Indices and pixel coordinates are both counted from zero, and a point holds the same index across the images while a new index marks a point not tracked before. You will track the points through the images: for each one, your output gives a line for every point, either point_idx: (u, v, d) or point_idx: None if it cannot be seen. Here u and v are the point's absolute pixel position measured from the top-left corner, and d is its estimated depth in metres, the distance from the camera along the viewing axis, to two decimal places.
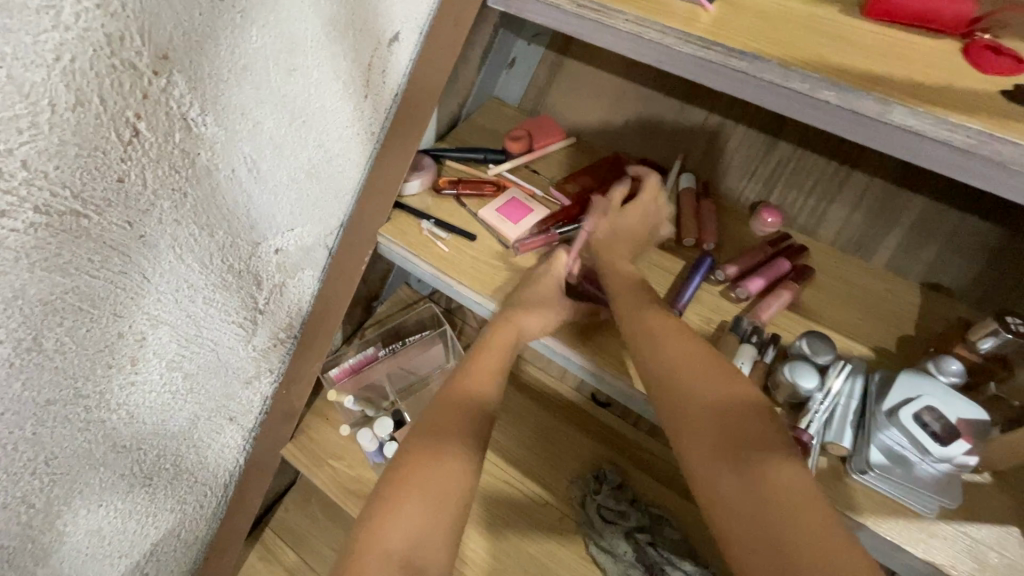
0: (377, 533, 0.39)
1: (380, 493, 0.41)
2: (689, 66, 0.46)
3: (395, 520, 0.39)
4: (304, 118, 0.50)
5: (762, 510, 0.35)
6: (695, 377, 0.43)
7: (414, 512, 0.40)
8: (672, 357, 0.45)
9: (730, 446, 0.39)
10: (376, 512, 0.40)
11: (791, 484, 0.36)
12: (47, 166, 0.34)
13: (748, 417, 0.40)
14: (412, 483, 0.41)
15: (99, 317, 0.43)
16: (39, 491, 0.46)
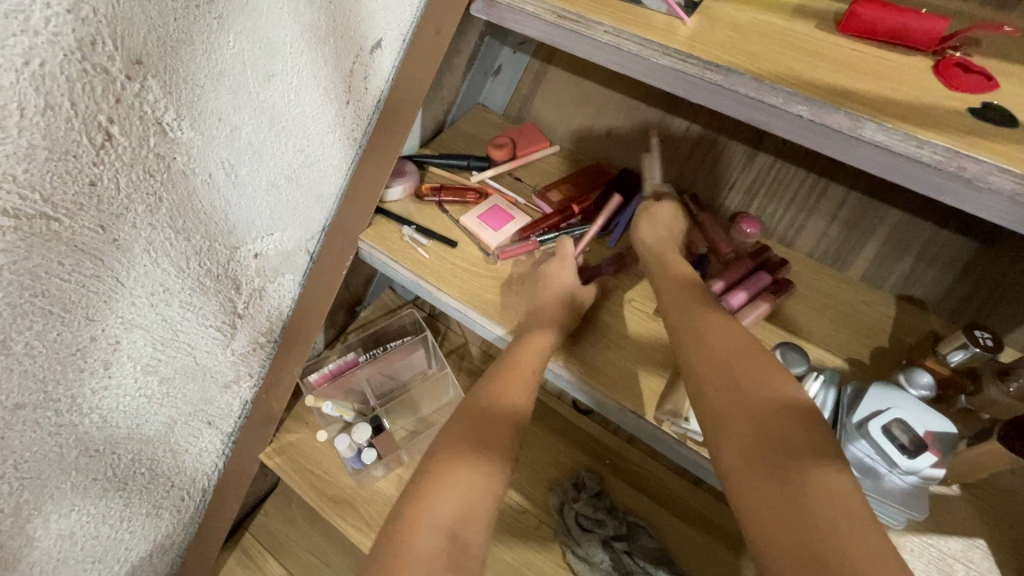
0: (425, 504, 0.39)
1: (427, 467, 0.41)
2: (666, 78, 0.47)
3: (444, 494, 0.39)
4: (284, 123, 0.50)
5: (798, 510, 0.33)
6: (732, 371, 0.41)
7: (463, 490, 0.40)
8: (708, 349, 0.43)
9: (765, 449, 0.37)
10: (423, 486, 0.40)
11: (830, 486, 0.34)
12: (15, 169, 0.34)
13: (796, 420, 0.37)
14: (462, 464, 0.41)
15: (70, 320, 0.43)
16: (7, 495, 0.46)
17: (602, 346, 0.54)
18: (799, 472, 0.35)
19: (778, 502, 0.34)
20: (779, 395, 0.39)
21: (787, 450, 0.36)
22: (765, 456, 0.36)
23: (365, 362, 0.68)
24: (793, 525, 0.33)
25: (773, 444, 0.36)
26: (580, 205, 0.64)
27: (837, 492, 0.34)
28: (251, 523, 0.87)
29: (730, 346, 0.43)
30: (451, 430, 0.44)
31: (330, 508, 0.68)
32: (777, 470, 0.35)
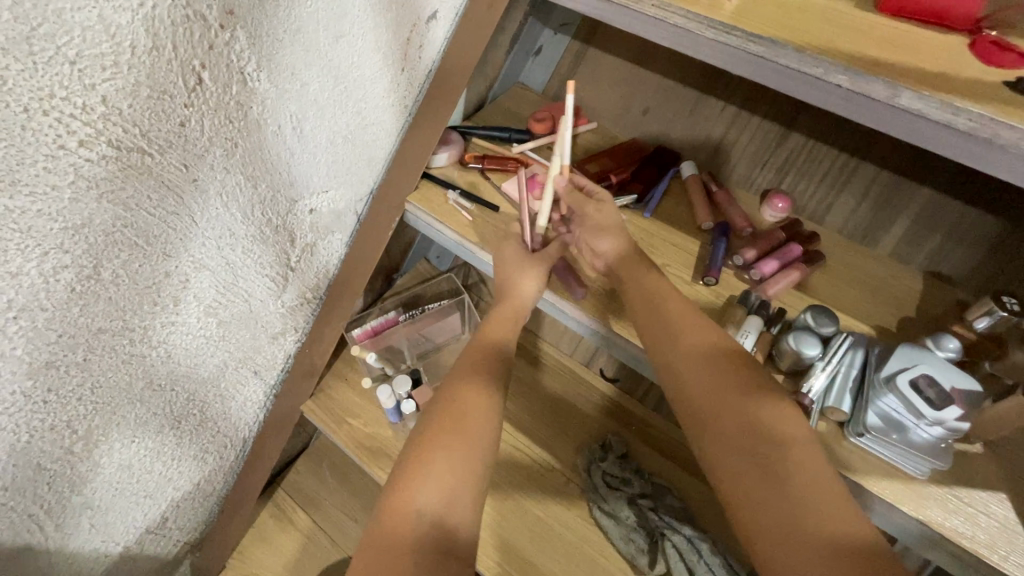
0: (402, 497, 0.39)
1: (402, 460, 0.42)
2: (710, 49, 0.49)
3: (420, 483, 0.40)
4: (346, 84, 0.54)
5: (792, 498, 0.36)
6: (711, 374, 0.43)
7: (440, 476, 0.40)
8: (686, 352, 0.45)
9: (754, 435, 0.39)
10: (397, 481, 0.40)
11: (810, 479, 0.37)
12: (122, 104, 0.38)
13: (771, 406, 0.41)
14: (436, 450, 0.41)
15: (150, 254, 0.46)
16: (82, 418, 0.50)
17: None
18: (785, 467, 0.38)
19: (765, 496, 0.37)
20: (758, 395, 0.41)
21: (771, 447, 0.39)
22: (750, 453, 0.39)
23: (404, 320, 0.72)
24: (781, 518, 0.36)
25: (765, 435, 0.39)
26: (618, 176, 0.66)
27: (821, 478, 0.37)
28: (285, 481, 0.91)
29: (710, 345, 0.45)
30: (428, 415, 0.45)
31: (369, 457, 0.71)
32: (763, 466, 0.38)
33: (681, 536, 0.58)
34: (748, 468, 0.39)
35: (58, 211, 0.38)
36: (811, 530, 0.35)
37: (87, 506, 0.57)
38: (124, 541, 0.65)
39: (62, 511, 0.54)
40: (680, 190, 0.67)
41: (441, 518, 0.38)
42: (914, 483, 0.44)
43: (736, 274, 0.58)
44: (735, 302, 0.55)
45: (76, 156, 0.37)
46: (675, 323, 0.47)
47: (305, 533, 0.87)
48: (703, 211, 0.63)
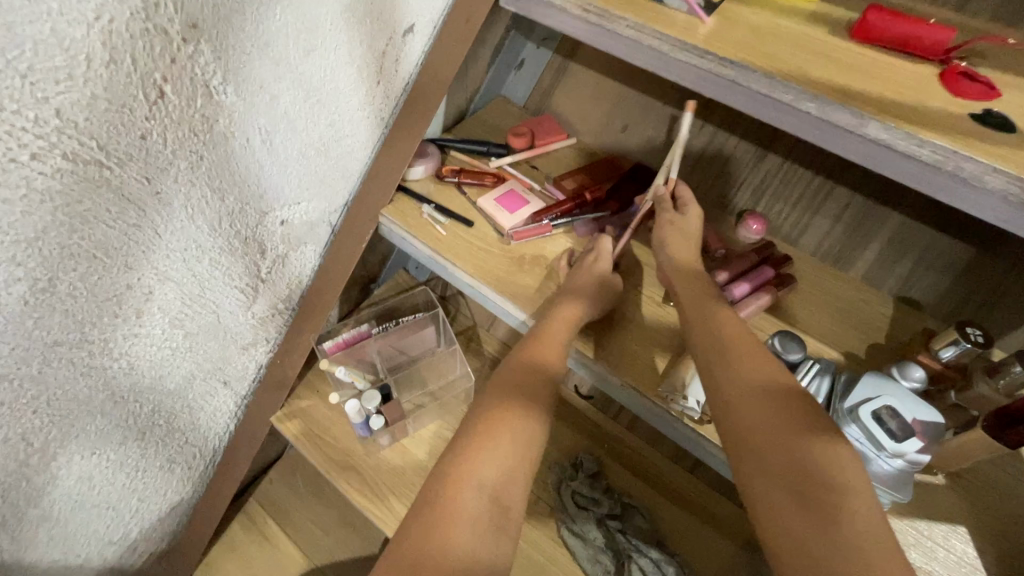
0: (469, 465, 0.42)
1: (468, 435, 0.44)
2: (683, 73, 0.49)
3: (487, 458, 0.42)
4: (319, 97, 0.53)
5: (829, 543, 0.35)
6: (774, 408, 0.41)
7: (504, 456, 0.42)
8: (746, 384, 0.43)
9: (801, 474, 0.38)
10: (463, 453, 0.43)
11: (867, 534, 0.35)
12: (78, 116, 0.37)
13: (832, 452, 0.38)
14: (503, 433, 0.44)
15: (110, 266, 0.45)
16: (38, 431, 0.49)
17: (609, 327, 0.57)
18: (839, 519, 0.36)
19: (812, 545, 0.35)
20: (823, 436, 0.39)
21: (827, 492, 0.37)
22: (796, 489, 0.37)
23: (377, 333, 0.72)
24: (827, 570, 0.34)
25: (814, 474, 0.38)
26: (593, 194, 0.66)
27: (863, 529, 0.35)
28: (257, 489, 0.91)
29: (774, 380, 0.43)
30: (496, 393, 0.47)
31: (336, 471, 0.69)
32: (813, 503, 0.36)
33: (647, 560, 0.58)
34: (796, 512, 0.37)
35: (9, 224, 0.37)
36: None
37: (45, 518, 0.56)
38: (85, 552, 0.64)
39: (18, 523, 0.53)
40: None
41: (498, 493, 0.41)
42: None
43: None
44: None
45: (29, 169, 0.36)
46: (735, 347, 0.45)
47: (276, 545, 0.86)
48: None
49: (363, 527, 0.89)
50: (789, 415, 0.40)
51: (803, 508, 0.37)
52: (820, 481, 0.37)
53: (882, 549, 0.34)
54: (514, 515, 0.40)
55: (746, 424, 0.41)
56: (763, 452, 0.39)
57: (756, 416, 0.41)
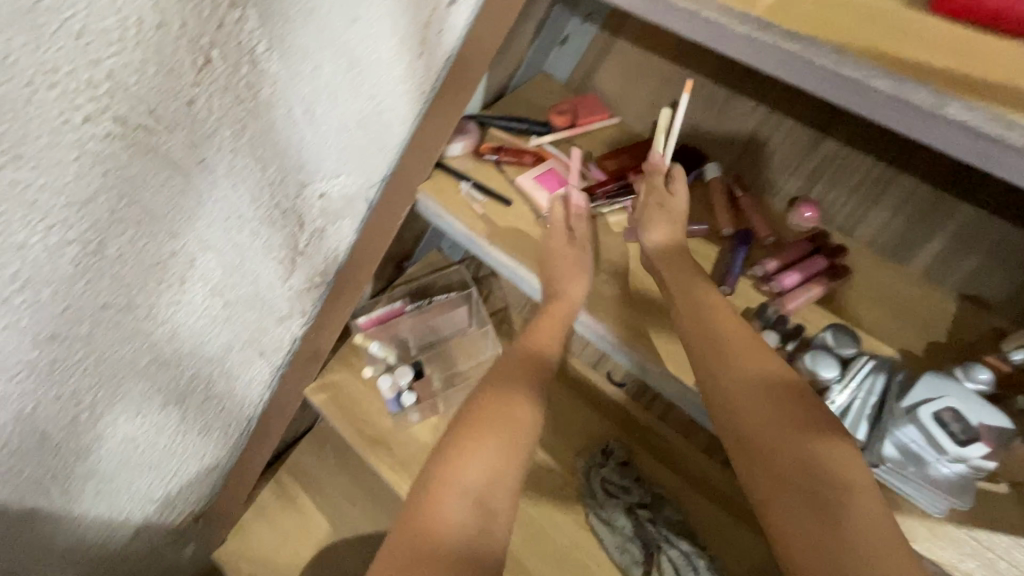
0: (451, 471, 0.42)
1: (449, 444, 0.44)
2: (742, 47, 0.46)
3: (470, 462, 0.42)
4: (361, 68, 0.52)
5: (841, 546, 0.36)
6: (767, 405, 0.42)
7: (487, 459, 0.43)
8: (736, 380, 0.43)
9: (810, 478, 0.38)
10: (443, 463, 0.43)
11: (870, 532, 0.36)
12: (128, 80, 0.37)
13: (837, 452, 0.39)
14: (487, 438, 0.44)
15: (156, 233, 0.46)
16: (86, 390, 0.51)
17: (648, 313, 0.54)
18: (839, 516, 0.37)
19: (815, 545, 0.36)
20: (819, 436, 0.40)
21: (831, 492, 0.38)
22: (807, 493, 0.38)
23: (410, 311, 0.71)
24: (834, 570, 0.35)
25: (821, 477, 0.38)
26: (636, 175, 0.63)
27: (875, 529, 0.36)
28: (288, 459, 0.93)
29: (763, 372, 0.43)
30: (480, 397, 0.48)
31: (367, 445, 0.70)
32: (821, 508, 0.37)
33: (677, 552, 0.57)
34: (797, 514, 0.38)
35: (62, 186, 0.38)
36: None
37: (92, 474, 0.58)
38: (128, 509, 0.67)
39: (68, 477, 0.56)
40: (701, 193, 0.64)
41: (484, 500, 0.41)
42: (927, 520, 0.42)
43: (755, 286, 0.56)
44: (750, 315, 0.53)
45: (81, 132, 0.37)
46: (728, 345, 0.45)
47: (305, 514, 0.89)
48: (725, 217, 0.60)
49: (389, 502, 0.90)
50: (791, 418, 0.41)
51: (813, 512, 0.37)
52: (827, 483, 0.38)
53: (891, 549, 0.35)
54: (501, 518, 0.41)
55: (749, 428, 0.41)
56: (770, 456, 0.40)
57: (758, 419, 0.41)
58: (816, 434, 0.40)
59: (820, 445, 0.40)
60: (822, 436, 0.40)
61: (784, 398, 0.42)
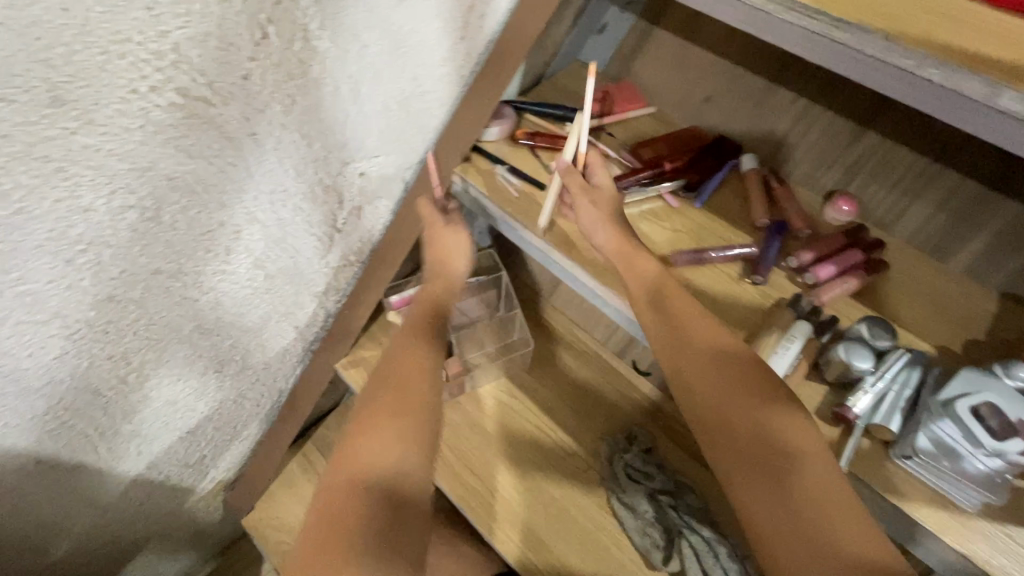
0: (355, 453, 0.47)
1: (355, 449, 0.47)
2: (787, 35, 0.45)
3: (371, 445, 0.47)
4: (404, 49, 0.53)
5: (794, 508, 0.41)
6: (728, 384, 0.46)
7: (385, 441, 0.47)
8: (697, 363, 0.47)
9: (765, 449, 0.43)
10: (350, 468, 0.46)
11: (824, 496, 0.41)
12: (192, 52, 0.39)
13: (785, 425, 0.44)
14: (384, 421, 0.49)
15: (208, 202, 0.48)
16: (135, 352, 0.53)
17: None
18: (797, 484, 0.42)
19: (777, 512, 0.41)
20: (769, 410, 0.44)
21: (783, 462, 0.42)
22: (764, 463, 0.43)
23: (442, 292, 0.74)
24: (795, 532, 0.40)
25: (774, 449, 0.43)
26: (672, 162, 0.63)
27: (823, 489, 0.41)
28: (316, 433, 0.96)
29: (721, 355, 0.47)
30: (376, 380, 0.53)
31: None
32: (775, 475, 0.42)
33: (698, 537, 0.59)
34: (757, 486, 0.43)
35: (126, 152, 0.40)
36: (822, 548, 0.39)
37: (135, 434, 0.61)
38: (165, 471, 0.70)
39: (113, 436, 0.58)
40: (736, 183, 0.65)
41: (397, 498, 0.45)
42: (962, 515, 0.42)
43: (790, 277, 0.56)
44: (783, 305, 0.53)
45: (147, 100, 0.39)
46: (684, 330, 0.48)
47: None
48: (761, 208, 0.60)
49: None
50: (746, 396, 0.45)
51: (769, 479, 0.42)
52: (781, 453, 0.43)
53: (835, 506, 0.40)
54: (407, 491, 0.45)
55: (710, 406, 0.46)
56: (730, 430, 0.45)
57: (715, 399, 0.46)
58: (773, 408, 0.44)
59: (773, 419, 0.44)
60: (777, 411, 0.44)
61: (736, 377, 0.46)
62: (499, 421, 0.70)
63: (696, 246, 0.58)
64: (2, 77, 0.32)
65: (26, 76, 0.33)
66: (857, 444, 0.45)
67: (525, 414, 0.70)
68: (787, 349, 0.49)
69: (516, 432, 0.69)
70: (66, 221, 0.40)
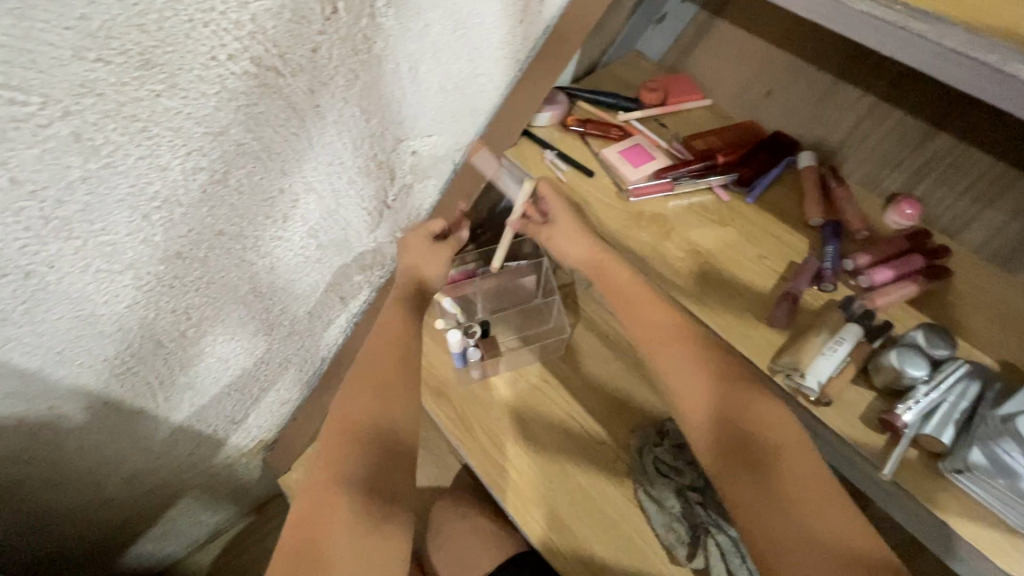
0: (348, 410, 0.54)
1: (331, 444, 0.53)
2: (859, 25, 0.43)
3: (362, 405, 0.55)
4: (465, 30, 0.54)
5: (780, 506, 0.41)
6: (711, 386, 0.47)
7: (374, 403, 0.55)
8: (674, 363, 0.49)
9: (744, 448, 0.44)
10: (328, 461, 0.52)
11: (812, 491, 0.41)
12: (267, 24, 0.41)
13: (762, 421, 0.45)
14: (374, 385, 0.56)
15: (270, 169, 0.51)
16: (196, 309, 0.56)
17: (725, 293, 0.54)
18: (780, 480, 0.42)
19: (766, 512, 0.41)
20: (745, 405, 0.46)
21: (763, 459, 0.43)
22: (745, 462, 0.43)
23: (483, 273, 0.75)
24: (788, 531, 0.40)
25: (752, 447, 0.44)
26: (725, 155, 0.62)
27: (805, 483, 0.42)
28: None
29: (698, 353, 0.49)
30: (371, 345, 0.59)
31: (430, 397, 0.72)
32: (757, 472, 0.43)
33: (724, 536, 0.60)
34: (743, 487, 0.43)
35: (202, 116, 0.43)
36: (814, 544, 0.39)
37: (189, 387, 0.65)
38: (213, 426, 0.74)
39: (171, 386, 0.63)
40: (792, 180, 0.63)
41: (378, 475, 0.52)
42: (1013, 537, 0.40)
43: (843, 280, 0.54)
44: (834, 306, 0.51)
45: (224, 68, 0.41)
46: (663, 331, 0.51)
47: None
48: (817, 206, 0.58)
49: None
50: (723, 396, 0.47)
51: (752, 478, 0.43)
52: (760, 449, 0.43)
53: (820, 499, 0.41)
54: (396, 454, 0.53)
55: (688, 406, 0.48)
56: (710, 431, 0.46)
57: (692, 399, 0.48)
58: (749, 404, 0.46)
59: (749, 415, 0.45)
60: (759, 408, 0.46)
61: (712, 376, 0.48)
62: (530, 405, 0.71)
63: (745, 244, 0.57)
64: (102, 39, 0.35)
65: (121, 39, 0.36)
66: (903, 454, 0.44)
67: (557, 402, 0.71)
68: (835, 351, 0.47)
69: (547, 418, 0.70)
70: (146, 177, 0.43)
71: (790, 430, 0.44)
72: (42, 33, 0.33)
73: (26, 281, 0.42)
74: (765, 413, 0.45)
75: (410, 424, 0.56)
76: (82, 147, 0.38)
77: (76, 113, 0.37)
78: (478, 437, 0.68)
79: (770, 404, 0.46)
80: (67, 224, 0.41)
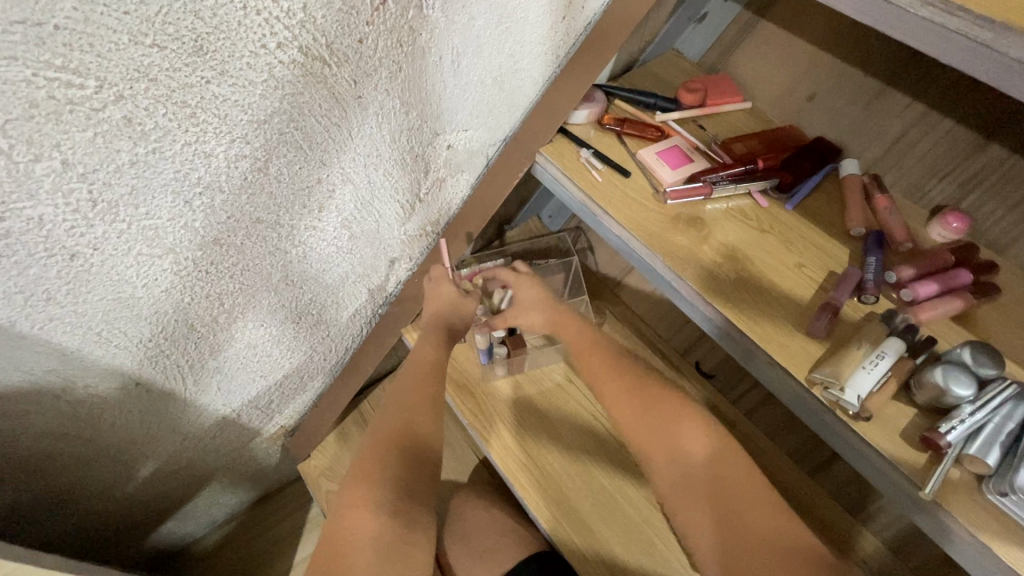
0: (392, 408, 0.62)
1: (366, 462, 0.57)
2: (915, 31, 0.41)
3: (401, 400, 0.62)
4: (509, 25, 0.54)
5: (725, 521, 0.48)
6: (652, 419, 0.55)
7: (409, 400, 0.62)
8: (624, 408, 0.57)
9: (689, 481, 0.51)
10: (364, 464, 0.56)
11: (745, 501, 0.49)
12: (318, 12, 0.40)
13: (697, 448, 0.53)
14: (414, 389, 0.63)
15: (310, 159, 0.50)
16: (228, 295, 0.57)
17: (762, 301, 0.53)
18: (723, 499, 0.50)
19: (719, 530, 0.48)
20: (681, 435, 0.54)
21: (704, 482, 0.51)
22: (692, 487, 0.51)
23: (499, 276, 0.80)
24: (735, 542, 0.47)
25: (695, 475, 0.52)
26: (765, 160, 0.62)
27: (743, 495, 0.49)
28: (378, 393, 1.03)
29: (640, 393, 0.57)
30: (418, 359, 0.67)
31: (454, 390, 0.72)
32: (705, 496, 0.50)
33: None
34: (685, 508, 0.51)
35: (248, 105, 0.42)
36: (751, 541, 0.46)
37: (217, 370, 0.65)
38: (237, 410, 0.75)
39: (200, 369, 0.63)
40: (833, 188, 0.62)
41: (407, 458, 0.57)
42: None
43: (885, 292, 0.53)
44: (875, 320, 0.51)
45: (273, 57, 0.41)
46: (617, 385, 0.59)
47: None
48: (859, 216, 0.57)
49: (457, 451, 0.95)
50: (667, 434, 0.54)
51: (700, 503, 0.50)
52: (700, 476, 0.51)
53: (758, 507, 0.48)
54: (419, 437, 0.59)
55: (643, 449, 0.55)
56: (661, 469, 0.53)
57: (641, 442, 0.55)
58: (686, 433, 0.54)
59: (687, 450, 0.53)
60: (688, 426, 0.54)
61: (653, 415, 0.55)
62: (557, 405, 0.72)
63: (784, 251, 0.57)
64: (158, 24, 0.35)
65: (176, 24, 0.35)
66: (946, 473, 0.43)
67: (585, 406, 0.72)
68: (874, 367, 0.46)
69: (576, 420, 0.71)
70: (190, 164, 0.43)
71: (724, 453, 0.52)
72: (102, 17, 0.33)
73: (71, 262, 0.43)
74: (692, 436, 0.53)
75: (432, 424, 0.61)
76: (133, 131, 0.39)
77: (129, 98, 0.37)
78: (503, 433, 0.69)
79: (707, 430, 0.54)
80: (113, 208, 0.42)
